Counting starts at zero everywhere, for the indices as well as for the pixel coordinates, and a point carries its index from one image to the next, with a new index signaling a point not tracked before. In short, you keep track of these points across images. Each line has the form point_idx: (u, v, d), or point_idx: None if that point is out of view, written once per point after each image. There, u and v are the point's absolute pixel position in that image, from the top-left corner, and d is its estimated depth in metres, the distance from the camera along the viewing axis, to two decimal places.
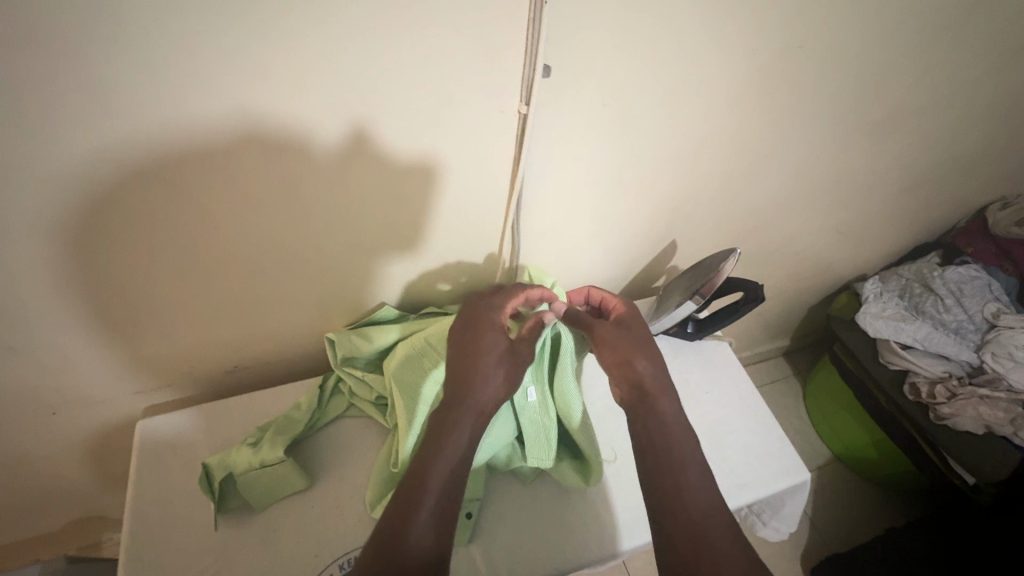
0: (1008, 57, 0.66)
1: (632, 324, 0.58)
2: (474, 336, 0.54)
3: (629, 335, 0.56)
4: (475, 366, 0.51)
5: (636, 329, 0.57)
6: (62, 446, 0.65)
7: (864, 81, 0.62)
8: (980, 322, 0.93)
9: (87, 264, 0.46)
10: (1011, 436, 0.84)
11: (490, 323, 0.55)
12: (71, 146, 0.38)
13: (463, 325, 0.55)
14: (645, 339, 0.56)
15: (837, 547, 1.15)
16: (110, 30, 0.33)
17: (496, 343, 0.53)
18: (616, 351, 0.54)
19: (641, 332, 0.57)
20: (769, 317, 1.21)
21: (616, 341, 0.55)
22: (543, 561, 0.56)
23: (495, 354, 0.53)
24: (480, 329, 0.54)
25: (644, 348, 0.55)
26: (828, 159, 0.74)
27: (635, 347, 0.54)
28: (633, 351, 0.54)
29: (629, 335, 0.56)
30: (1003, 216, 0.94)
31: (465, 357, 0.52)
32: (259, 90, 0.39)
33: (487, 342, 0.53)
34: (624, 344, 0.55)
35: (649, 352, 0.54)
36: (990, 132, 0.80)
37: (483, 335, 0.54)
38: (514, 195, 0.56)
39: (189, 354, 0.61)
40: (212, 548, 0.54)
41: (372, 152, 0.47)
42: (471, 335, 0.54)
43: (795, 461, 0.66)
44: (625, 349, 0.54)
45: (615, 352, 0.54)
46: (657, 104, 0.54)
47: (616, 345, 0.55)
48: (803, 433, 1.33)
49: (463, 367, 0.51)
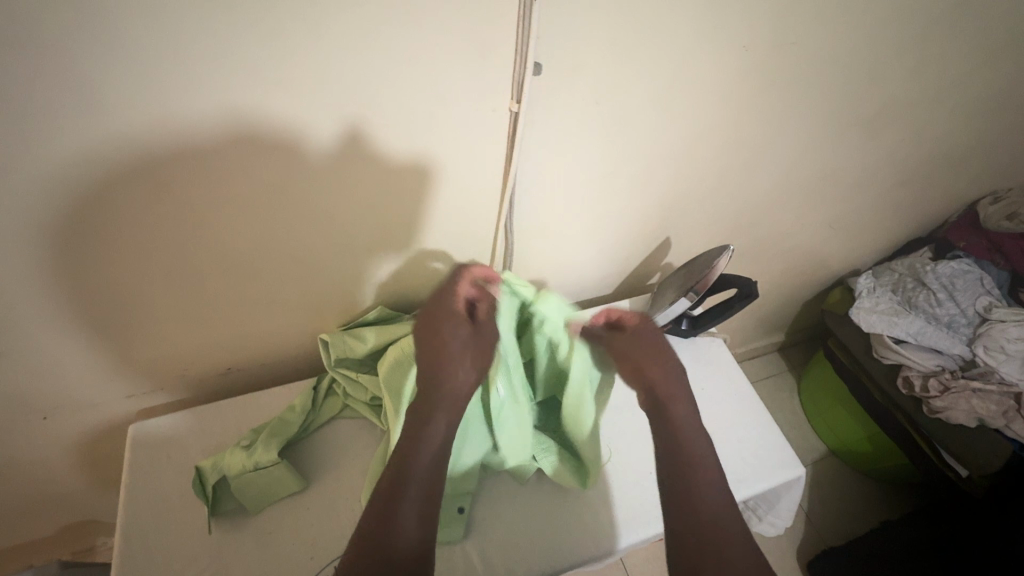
0: (999, 52, 0.66)
1: (643, 330, 0.58)
2: (434, 328, 0.53)
3: (642, 343, 0.57)
4: (447, 360, 0.52)
5: (648, 334, 0.58)
6: (55, 451, 0.65)
7: (855, 78, 0.62)
8: (972, 316, 0.94)
9: (72, 267, 0.45)
10: (1003, 428, 0.85)
11: (447, 308, 0.53)
12: (54, 149, 0.37)
13: (424, 318, 0.54)
14: (658, 345, 0.57)
15: (832, 541, 1.16)
16: (90, 30, 0.32)
17: (457, 331, 0.52)
18: (629, 363, 0.56)
19: (652, 337, 0.58)
20: (763, 313, 1.22)
21: (630, 354, 0.57)
22: (538, 560, 0.56)
23: (461, 345, 0.52)
24: (439, 320, 0.53)
25: (655, 355, 0.56)
26: (821, 155, 0.74)
27: (648, 356, 0.56)
28: (646, 361, 0.55)
29: (643, 343, 0.57)
30: (994, 209, 0.96)
31: (429, 353, 0.52)
32: (243, 89, 0.38)
33: (451, 335, 0.52)
34: (637, 355, 0.56)
35: (660, 359, 0.56)
36: (982, 126, 0.80)
37: (443, 329, 0.52)
38: (505, 193, 0.56)
39: (181, 357, 0.61)
40: (207, 551, 0.54)
41: (362, 151, 0.46)
42: (431, 325, 0.53)
43: (789, 456, 0.67)
44: (638, 360, 0.56)
45: (628, 364, 0.56)
46: (649, 100, 0.54)
47: (629, 357, 0.57)
48: (799, 428, 1.34)
49: (432, 362, 0.51)
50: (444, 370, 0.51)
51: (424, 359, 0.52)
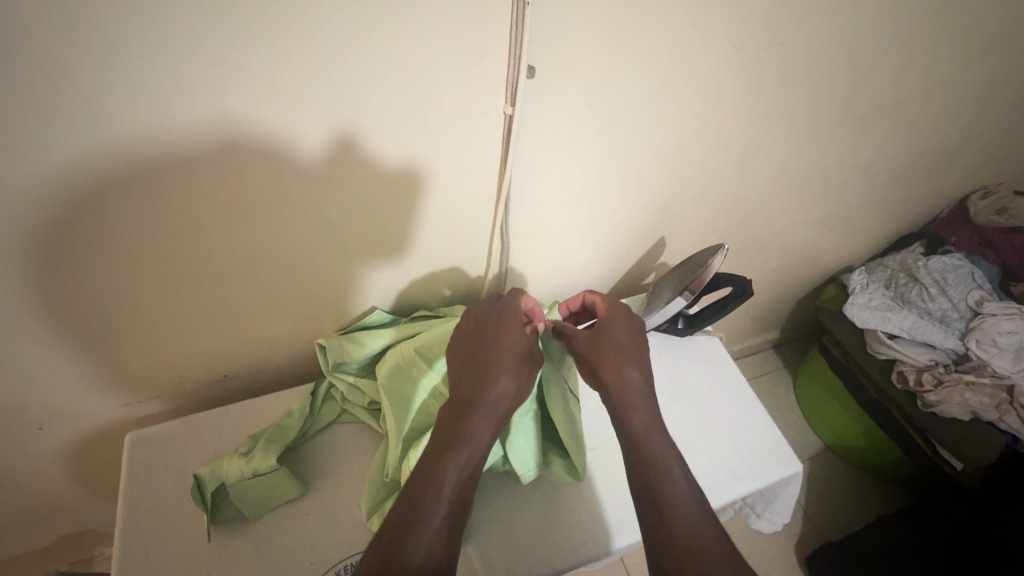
0: (989, 47, 0.67)
1: (616, 326, 0.58)
2: (494, 329, 0.56)
3: (604, 343, 0.56)
4: (490, 363, 0.53)
5: (615, 333, 0.57)
6: (52, 460, 0.64)
7: (847, 75, 0.63)
8: (963, 310, 0.94)
9: (65, 276, 0.45)
10: (997, 421, 0.86)
11: (511, 316, 0.57)
12: (45, 156, 0.37)
13: (479, 320, 0.57)
14: (631, 344, 0.57)
15: (830, 536, 1.17)
16: (80, 36, 0.32)
17: (516, 340, 0.55)
18: (587, 363, 0.55)
19: (625, 339, 0.57)
20: (758, 310, 1.23)
21: (588, 352, 0.56)
22: (539, 561, 0.56)
23: (515, 350, 0.54)
24: (502, 323, 0.56)
25: (617, 354, 0.55)
26: (814, 151, 0.75)
27: (607, 358, 0.54)
28: (605, 361, 0.54)
29: (607, 341, 0.56)
30: (984, 205, 0.96)
31: (482, 352, 0.54)
32: (229, 94, 0.38)
33: (508, 339, 0.55)
34: (595, 355, 0.55)
35: (624, 359, 0.55)
36: (972, 122, 0.81)
37: (505, 330, 0.55)
38: (501, 196, 0.56)
39: (178, 364, 0.60)
40: (205, 559, 0.54)
41: (352, 154, 0.46)
42: (495, 321, 0.56)
43: (786, 453, 0.67)
44: (595, 358, 0.55)
45: (586, 363, 0.56)
46: (641, 101, 0.54)
47: (588, 357, 0.56)
48: (796, 424, 1.35)
49: (477, 365, 0.53)
50: (487, 375, 0.52)
51: (471, 362, 0.53)
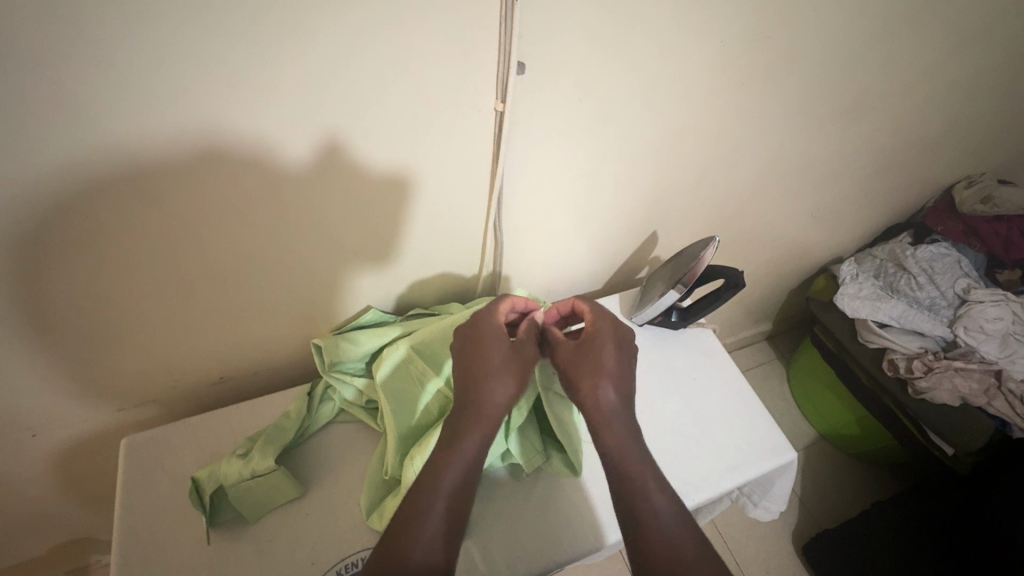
0: (969, 40, 0.68)
1: (602, 336, 0.57)
2: (481, 333, 0.55)
3: (581, 359, 0.55)
4: (481, 367, 0.52)
5: (600, 349, 0.56)
6: (44, 467, 0.64)
7: (830, 70, 0.64)
8: (952, 297, 0.96)
9: (58, 282, 0.45)
10: (986, 405, 0.89)
11: (491, 321, 0.56)
12: (37, 163, 0.36)
13: (472, 327, 0.56)
14: (601, 361, 0.55)
15: (826, 523, 1.18)
16: (74, 40, 0.32)
17: (501, 344, 0.54)
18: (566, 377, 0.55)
19: (601, 358, 0.55)
20: (750, 302, 1.24)
21: (566, 366, 0.56)
22: (540, 553, 0.57)
23: (503, 353, 0.54)
24: (483, 330, 0.55)
25: (591, 369, 0.54)
26: (801, 147, 0.76)
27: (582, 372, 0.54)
28: (580, 376, 0.54)
29: (588, 356, 0.55)
30: (968, 195, 0.98)
31: (474, 365, 0.53)
32: (217, 94, 0.37)
33: (495, 346, 0.54)
34: (570, 369, 0.55)
35: (596, 374, 0.54)
36: (957, 112, 0.83)
37: (490, 338, 0.54)
38: (494, 192, 0.56)
39: (171, 368, 0.60)
40: (206, 563, 0.53)
41: (342, 157, 0.46)
42: (474, 332, 0.55)
43: (780, 441, 0.68)
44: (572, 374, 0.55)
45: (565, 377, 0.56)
46: (631, 98, 0.55)
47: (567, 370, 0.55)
48: (790, 415, 1.36)
49: (468, 375, 0.52)
50: (479, 377, 0.52)
51: (463, 372, 0.53)
